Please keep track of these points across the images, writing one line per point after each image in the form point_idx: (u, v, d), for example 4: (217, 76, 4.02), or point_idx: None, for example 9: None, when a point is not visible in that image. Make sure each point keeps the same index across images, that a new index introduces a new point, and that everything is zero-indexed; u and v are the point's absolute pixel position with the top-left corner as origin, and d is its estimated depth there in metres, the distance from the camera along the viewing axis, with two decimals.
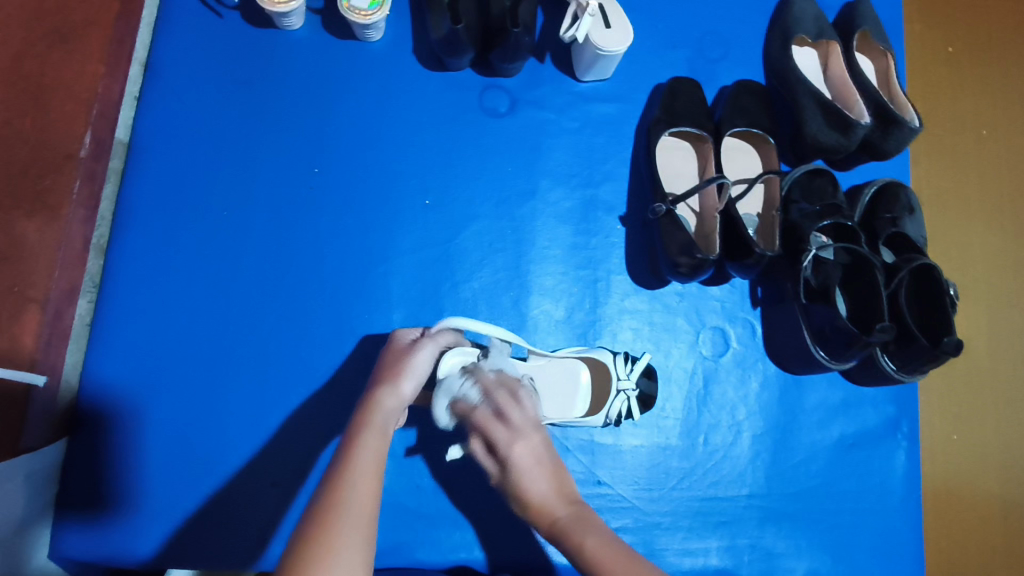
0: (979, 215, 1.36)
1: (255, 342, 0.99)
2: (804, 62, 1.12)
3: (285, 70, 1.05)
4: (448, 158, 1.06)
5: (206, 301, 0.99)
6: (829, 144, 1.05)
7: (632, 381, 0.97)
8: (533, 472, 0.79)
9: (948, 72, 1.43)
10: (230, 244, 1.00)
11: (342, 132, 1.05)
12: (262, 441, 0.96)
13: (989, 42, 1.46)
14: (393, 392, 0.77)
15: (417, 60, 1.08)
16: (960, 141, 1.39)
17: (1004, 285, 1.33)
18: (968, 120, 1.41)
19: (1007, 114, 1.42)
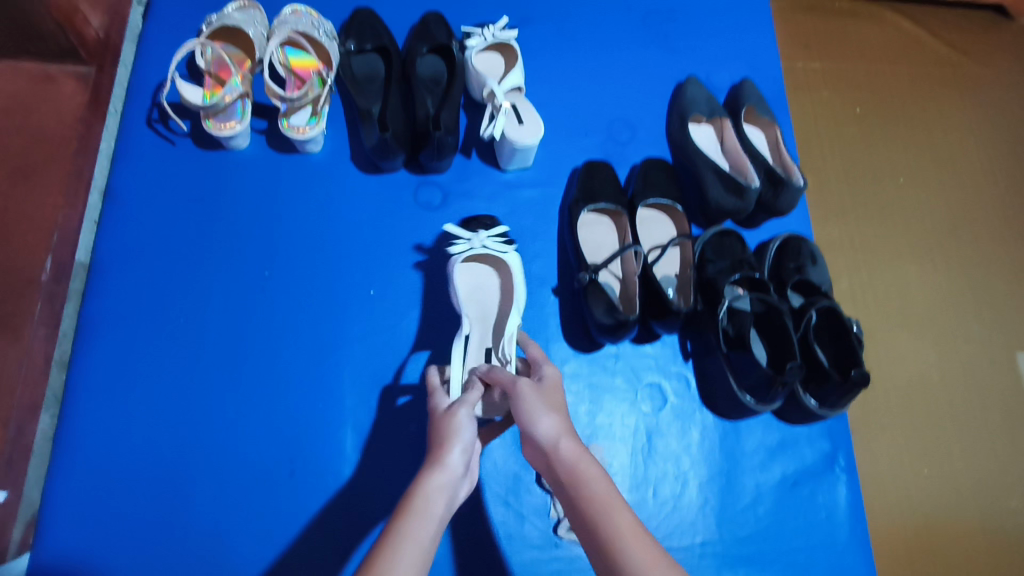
0: (909, 252, 1.62)
1: (213, 440, 1.03)
2: (701, 136, 1.29)
3: (235, 185, 1.15)
4: (392, 249, 1.16)
5: (165, 406, 1.03)
6: (730, 206, 1.16)
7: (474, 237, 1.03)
8: (540, 406, 0.80)
9: (860, 127, 1.75)
10: (186, 349, 1.06)
11: (293, 236, 1.14)
12: (222, 541, 0.98)
13: (885, 104, 1.81)
14: (438, 470, 0.73)
15: (357, 166, 1.19)
16: (883, 188, 1.68)
17: (943, 313, 1.57)
18: (888, 171, 1.70)
19: (908, 164, 1.74)
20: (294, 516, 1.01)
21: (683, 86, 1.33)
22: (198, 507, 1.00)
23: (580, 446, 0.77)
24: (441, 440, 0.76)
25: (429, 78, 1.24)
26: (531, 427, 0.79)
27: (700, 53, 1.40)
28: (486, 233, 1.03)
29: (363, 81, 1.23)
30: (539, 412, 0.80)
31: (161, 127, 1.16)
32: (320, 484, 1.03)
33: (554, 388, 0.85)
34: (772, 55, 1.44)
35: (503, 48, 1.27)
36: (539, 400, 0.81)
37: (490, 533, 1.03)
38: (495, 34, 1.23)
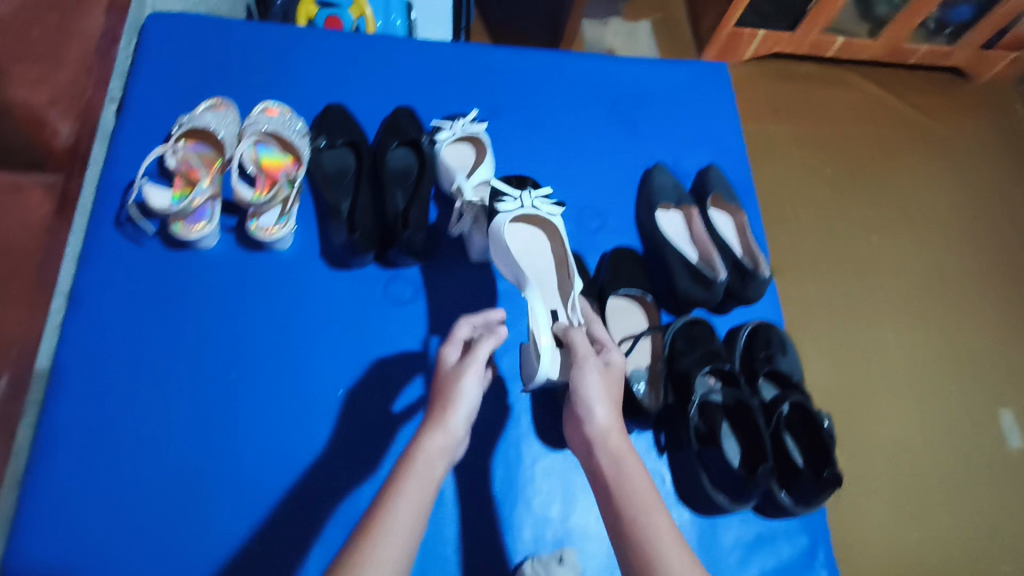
0: (864, 306, 2.27)
1: (169, 558, 0.98)
2: (670, 223, 1.31)
3: (202, 285, 1.15)
4: (363, 346, 1.15)
5: (120, 522, 0.99)
6: (699, 297, 1.17)
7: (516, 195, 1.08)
8: (600, 399, 0.84)
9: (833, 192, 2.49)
10: (145, 459, 1.03)
11: (263, 335, 1.13)
12: None
13: (845, 192, 2.52)
14: (440, 431, 0.75)
15: (327, 263, 1.19)
16: (849, 248, 2.38)
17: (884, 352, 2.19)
18: (859, 236, 2.41)
19: (872, 231, 2.43)
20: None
21: (651, 174, 1.36)
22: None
23: (627, 442, 0.83)
24: (439, 398, 0.78)
25: (399, 172, 1.25)
26: (589, 413, 0.83)
27: (667, 140, 1.44)
28: (532, 192, 1.09)
29: (333, 177, 1.23)
30: (598, 398, 0.84)
31: (130, 227, 1.15)
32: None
33: (619, 373, 0.89)
34: (738, 139, 1.48)
35: (473, 139, 1.29)
36: (602, 392, 0.85)
37: None
38: (462, 126, 1.27)
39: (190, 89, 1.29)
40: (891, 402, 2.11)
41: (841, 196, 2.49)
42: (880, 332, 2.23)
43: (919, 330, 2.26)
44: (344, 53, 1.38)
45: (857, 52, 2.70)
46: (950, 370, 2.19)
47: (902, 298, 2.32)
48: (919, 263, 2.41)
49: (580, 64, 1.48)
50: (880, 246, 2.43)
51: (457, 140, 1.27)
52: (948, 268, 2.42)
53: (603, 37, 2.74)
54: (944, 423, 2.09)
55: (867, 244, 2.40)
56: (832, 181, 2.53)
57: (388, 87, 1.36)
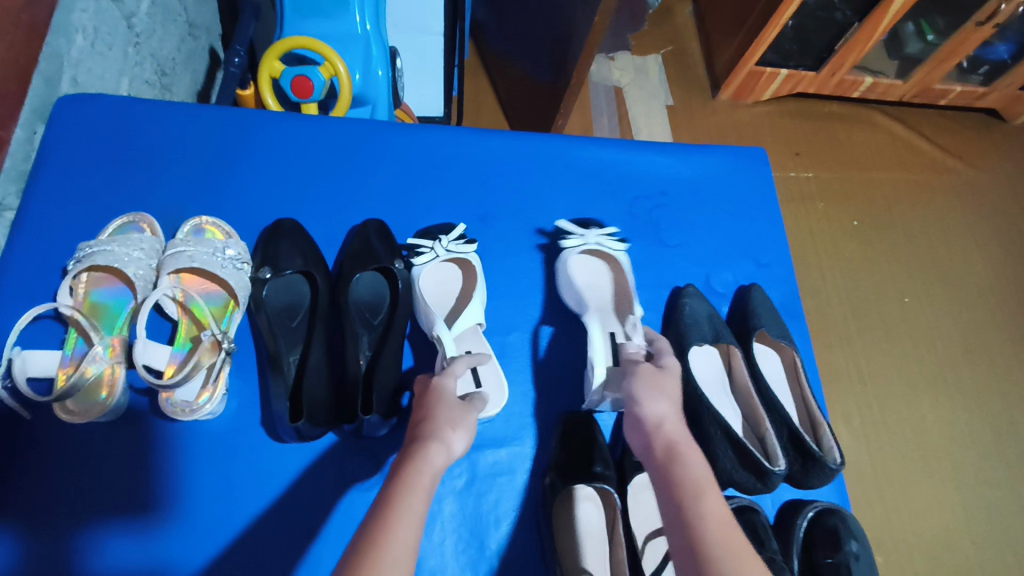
0: (906, 374, 2.06)
1: None
2: (703, 366, 1.05)
3: (103, 470, 0.88)
4: (322, 549, 0.89)
5: None
6: (745, 483, 0.93)
7: (576, 238, 1.08)
8: (656, 401, 0.78)
9: (863, 241, 2.28)
10: None
11: (182, 537, 0.86)
12: None
13: (882, 241, 2.30)
14: (442, 448, 0.68)
15: (269, 433, 0.94)
16: (888, 308, 2.17)
17: (929, 428, 1.98)
18: (895, 294, 2.20)
19: (911, 289, 2.22)
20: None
21: (682, 296, 1.10)
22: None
23: (685, 432, 0.75)
24: (439, 418, 0.72)
25: (366, 304, 1.01)
26: (646, 403, 0.78)
27: (695, 246, 1.19)
28: (599, 231, 1.09)
29: (280, 314, 0.98)
30: (657, 408, 0.77)
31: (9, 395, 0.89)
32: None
33: (671, 373, 0.84)
34: (779, 246, 1.23)
35: (460, 261, 1.05)
36: (655, 393, 0.79)
37: None
38: (448, 246, 1.03)
39: (105, 199, 1.03)
40: (931, 503, 1.86)
41: (876, 251, 2.27)
42: (916, 418, 1.98)
43: (956, 415, 2.01)
44: (298, 144, 1.12)
45: (884, 94, 2.45)
46: (993, 460, 1.95)
47: (938, 375, 2.07)
48: (954, 333, 2.17)
49: (590, 152, 1.23)
50: (913, 314, 2.18)
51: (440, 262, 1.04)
52: (986, 338, 2.17)
53: (609, 73, 2.44)
54: (989, 526, 1.85)
55: (897, 314, 2.16)
56: (859, 242, 2.28)
57: (354, 191, 1.10)
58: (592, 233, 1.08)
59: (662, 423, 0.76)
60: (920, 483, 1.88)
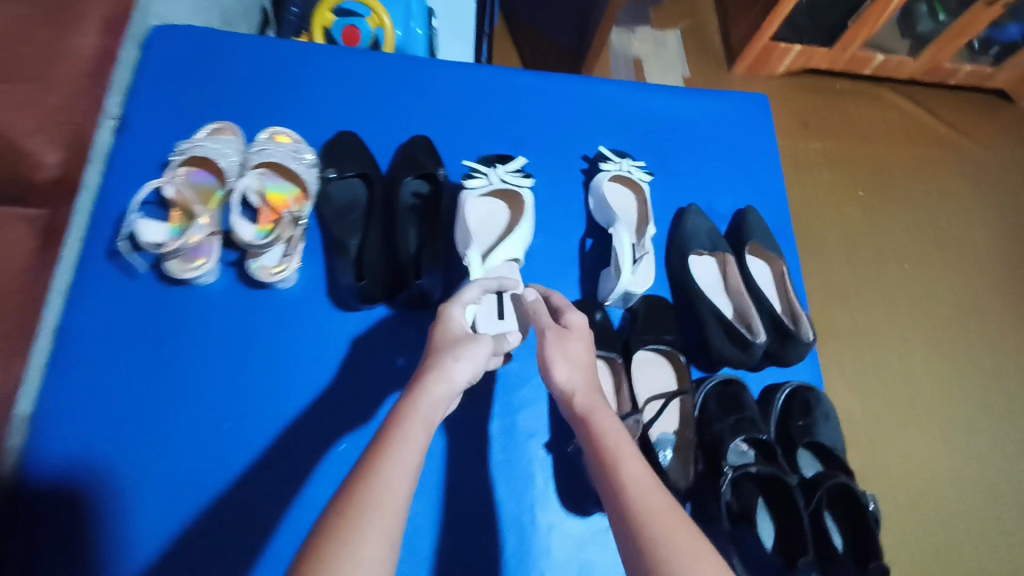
0: (899, 333, 2.18)
1: None
2: (701, 271, 1.21)
3: (199, 321, 1.07)
4: (374, 396, 1.07)
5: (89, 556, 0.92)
6: (732, 356, 1.08)
7: (613, 164, 1.25)
8: (562, 360, 0.83)
9: (863, 208, 2.40)
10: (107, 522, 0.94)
11: (265, 375, 1.05)
12: None
13: (881, 209, 2.42)
14: (444, 378, 0.73)
15: (334, 303, 1.12)
16: (886, 271, 2.30)
17: (919, 383, 2.10)
18: (893, 259, 2.32)
19: (907, 255, 2.35)
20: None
21: (685, 216, 1.25)
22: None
23: (595, 401, 0.80)
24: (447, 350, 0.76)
25: (415, 206, 1.17)
26: (548, 373, 0.83)
27: (699, 171, 1.34)
28: (630, 160, 1.26)
29: (342, 209, 1.15)
30: (567, 365, 0.83)
31: (123, 261, 1.08)
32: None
33: (580, 331, 0.87)
34: (774, 180, 1.38)
35: (506, 194, 1.19)
36: (568, 351, 0.84)
37: None
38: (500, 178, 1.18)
39: (192, 110, 1.21)
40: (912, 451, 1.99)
41: (876, 220, 2.39)
42: (907, 373, 2.11)
43: (946, 373, 2.14)
44: (354, 71, 1.29)
45: (896, 72, 2.57)
46: (975, 416, 2.09)
47: (932, 337, 2.20)
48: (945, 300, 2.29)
49: (608, 88, 1.38)
50: (908, 281, 2.30)
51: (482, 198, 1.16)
52: (977, 306, 2.29)
53: (629, 45, 2.59)
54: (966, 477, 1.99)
55: (891, 278, 2.29)
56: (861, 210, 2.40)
57: (399, 116, 1.27)
58: (626, 162, 1.26)
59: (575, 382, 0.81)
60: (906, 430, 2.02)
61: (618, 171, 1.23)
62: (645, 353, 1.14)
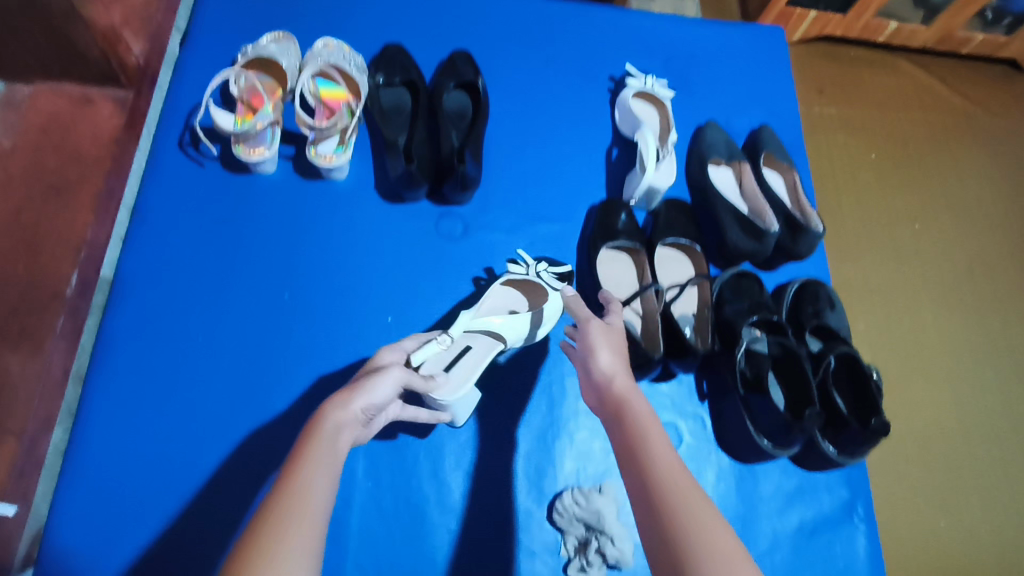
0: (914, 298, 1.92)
1: (216, 440, 1.02)
2: (721, 180, 1.29)
3: (261, 205, 1.18)
4: (415, 278, 1.17)
5: (155, 412, 1.03)
6: (748, 249, 1.16)
7: (639, 81, 1.31)
8: (608, 348, 0.81)
9: (873, 175, 2.08)
10: (171, 380, 1.05)
11: (318, 257, 1.16)
12: (217, 520, 0.98)
13: (896, 166, 2.13)
14: (343, 409, 0.70)
15: (381, 194, 1.21)
16: (897, 234, 2.01)
17: (928, 354, 1.84)
18: (903, 220, 2.04)
19: (918, 216, 2.06)
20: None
21: (703, 130, 1.32)
22: (176, 549, 0.96)
23: (635, 386, 0.76)
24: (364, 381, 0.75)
25: (454, 112, 1.26)
26: (591, 360, 0.80)
27: (720, 96, 1.43)
28: (654, 79, 1.32)
29: (388, 113, 1.25)
30: (610, 354, 0.80)
31: (192, 150, 1.18)
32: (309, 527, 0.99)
33: (620, 329, 0.86)
34: (790, 108, 1.46)
35: (535, 288, 1.11)
36: (611, 340, 0.82)
37: (508, 548, 1.02)
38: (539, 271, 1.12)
39: (251, 17, 1.29)
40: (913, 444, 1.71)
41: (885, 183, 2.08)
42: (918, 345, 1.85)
43: (962, 366, 1.84)
44: None
45: (908, 39, 2.23)
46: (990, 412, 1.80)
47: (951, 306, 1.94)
48: (966, 276, 1.99)
49: (636, 16, 1.46)
50: (921, 257, 1.99)
51: (507, 286, 1.10)
52: (1000, 293, 1.98)
53: None
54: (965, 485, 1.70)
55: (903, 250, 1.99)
56: (875, 172, 2.09)
57: (439, 36, 1.36)
58: (650, 79, 1.31)
59: (614, 371, 0.78)
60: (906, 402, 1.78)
61: (643, 87, 1.29)
62: (663, 249, 1.21)
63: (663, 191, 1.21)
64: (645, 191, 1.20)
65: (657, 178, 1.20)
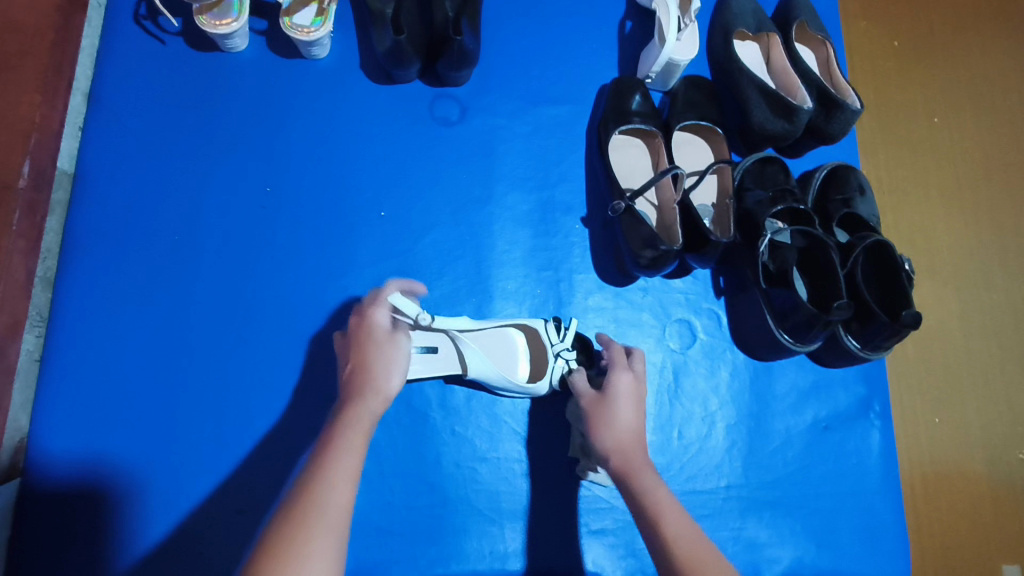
0: (939, 207, 1.45)
1: (202, 345, 0.97)
2: (746, 55, 1.15)
3: (231, 88, 1.05)
4: (405, 169, 1.06)
5: (135, 318, 0.96)
6: (777, 130, 1.07)
7: None
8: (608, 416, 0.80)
9: (894, 63, 1.55)
10: (150, 283, 0.98)
11: (299, 146, 1.05)
12: (209, 424, 0.94)
13: (929, 37, 1.58)
14: (376, 388, 0.71)
15: (366, 75, 1.08)
16: (913, 130, 1.50)
17: (953, 273, 1.41)
18: (920, 110, 1.52)
19: (956, 102, 1.54)
20: (278, 463, 0.93)
21: None
22: (171, 453, 0.92)
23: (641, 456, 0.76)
24: (378, 355, 0.73)
25: None
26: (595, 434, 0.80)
27: None
28: None
29: None
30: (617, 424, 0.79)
31: (150, 24, 1.05)
32: (300, 429, 0.95)
33: (624, 391, 0.83)
34: None
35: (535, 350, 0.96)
36: (614, 408, 0.81)
37: (513, 447, 0.98)
38: (554, 353, 0.94)
39: None
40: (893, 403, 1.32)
41: (907, 73, 1.54)
42: (938, 271, 1.41)
43: (986, 312, 1.39)
44: None
45: None
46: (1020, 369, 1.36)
47: (944, 218, 1.45)
48: (1009, 191, 1.49)
49: None
50: (951, 165, 1.49)
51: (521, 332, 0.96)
52: None
53: None
54: (959, 458, 1.30)
55: (922, 156, 1.49)
56: (897, 67, 1.54)
57: None
58: None
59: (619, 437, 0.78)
60: (926, 337, 1.38)
61: None
62: (680, 135, 1.12)
63: (683, 68, 1.09)
64: (662, 68, 1.09)
65: (676, 52, 1.07)
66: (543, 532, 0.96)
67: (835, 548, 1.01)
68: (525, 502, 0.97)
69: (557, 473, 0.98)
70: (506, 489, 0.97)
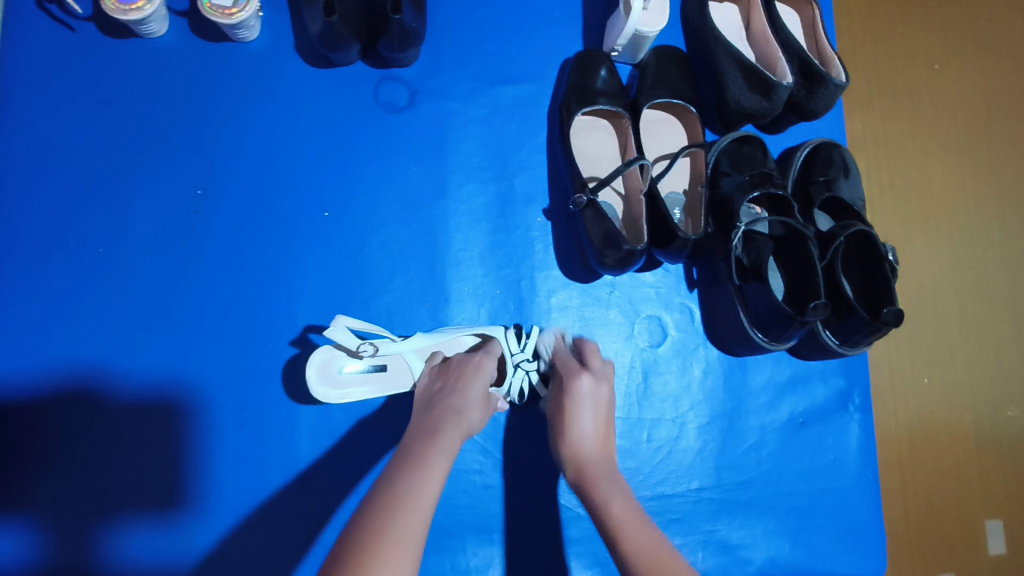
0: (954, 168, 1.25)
1: (134, 362, 0.91)
2: (722, 21, 1.04)
3: (151, 78, 0.95)
4: (348, 164, 0.98)
5: (61, 336, 0.90)
6: (753, 108, 0.98)
7: None
8: (580, 412, 0.79)
9: None
10: (73, 298, 0.91)
11: (228, 141, 0.96)
12: (148, 447, 0.89)
13: None
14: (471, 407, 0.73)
15: (304, 59, 0.98)
16: (912, 79, 1.26)
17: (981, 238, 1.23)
18: (920, 54, 1.28)
19: (990, 34, 1.31)
20: (225, 486, 0.89)
21: None
22: (108, 478, 0.88)
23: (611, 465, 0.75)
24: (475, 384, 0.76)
25: None
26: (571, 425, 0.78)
27: None
28: None
29: None
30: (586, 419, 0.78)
31: (55, 9, 0.95)
32: (245, 448, 0.90)
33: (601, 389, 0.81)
34: None
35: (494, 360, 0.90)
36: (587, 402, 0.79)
37: (473, 458, 0.94)
38: (513, 364, 0.88)
39: None
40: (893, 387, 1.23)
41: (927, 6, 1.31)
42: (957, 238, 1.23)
43: (986, 274, 1.21)
44: None
45: None
46: None
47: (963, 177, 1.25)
48: None
49: None
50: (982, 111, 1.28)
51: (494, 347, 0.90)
52: None
53: None
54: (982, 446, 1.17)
55: (928, 97, 1.26)
56: None
57: None
58: None
59: (585, 436, 0.77)
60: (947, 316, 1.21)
61: None
62: (651, 114, 1.03)
63: (653, 38, 0.98)
64: (628, 40, 0.98)
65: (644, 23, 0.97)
66: (508, 546, 0.92)
67: (810, 546, 0.99)
68: (487, 514, 0.93)
69: (519, 482, 0.94)
70: (467, 502, 0.93)
